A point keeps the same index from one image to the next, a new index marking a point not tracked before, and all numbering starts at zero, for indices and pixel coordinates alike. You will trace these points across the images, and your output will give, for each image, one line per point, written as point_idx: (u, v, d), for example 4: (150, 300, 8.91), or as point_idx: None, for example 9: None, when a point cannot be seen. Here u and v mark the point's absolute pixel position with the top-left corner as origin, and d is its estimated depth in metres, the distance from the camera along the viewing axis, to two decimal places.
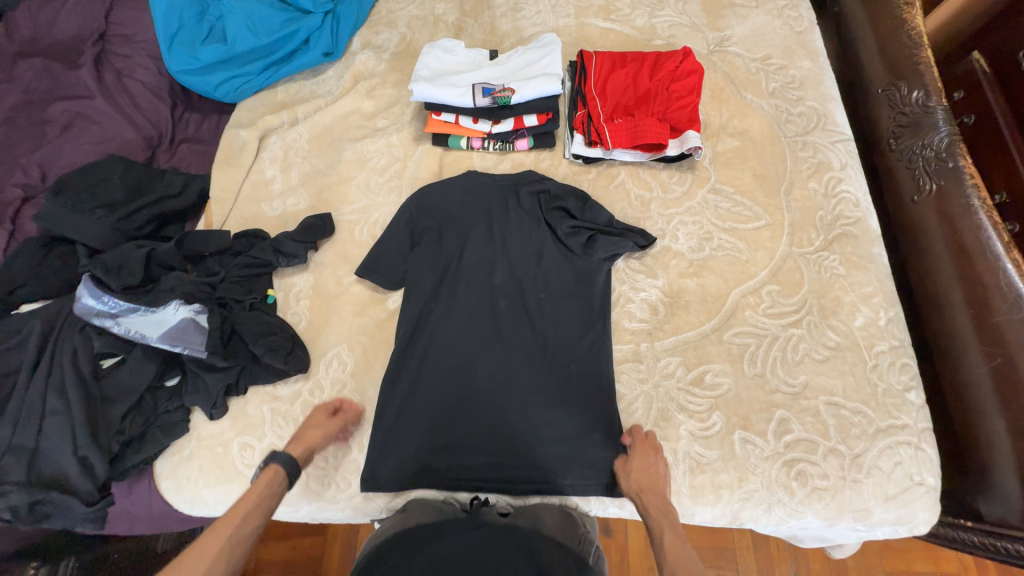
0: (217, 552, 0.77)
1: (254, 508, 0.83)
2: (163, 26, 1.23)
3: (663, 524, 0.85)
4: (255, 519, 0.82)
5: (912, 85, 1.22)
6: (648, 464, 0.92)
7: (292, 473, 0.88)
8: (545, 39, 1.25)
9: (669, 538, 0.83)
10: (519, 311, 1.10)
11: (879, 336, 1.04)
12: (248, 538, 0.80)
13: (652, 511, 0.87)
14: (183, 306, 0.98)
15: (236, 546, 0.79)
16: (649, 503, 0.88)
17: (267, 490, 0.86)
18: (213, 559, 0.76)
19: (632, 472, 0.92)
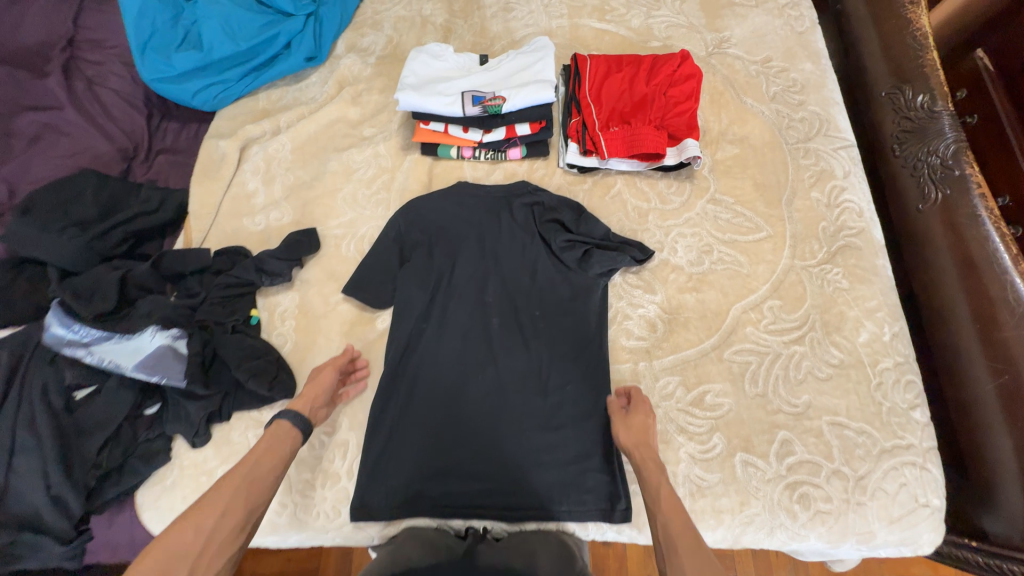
0: (237, 492, 0.77)
1: (268, 452, 0.83)
2: (134, 32, 1.17)
3: (656, 475, 0.81)
4: (269, 462, 0.82)
5: (917, 88, 1.18)
6: (645, 421, 0.90)
7: (301, 422, 0.89)
8: (537, 43, 1.20)
9: (664, 490, 0.79)
10: (512, 330, 1.05)
11: (884, 353, 1.01)
12: (264, 479, 0.80)
13: (647, 464, 0.84)
14: (159, 332, 0.92)
15: (254, 485, 0.78)
16: (642, 457, 0.85)
17: (277, 440, 0.85)
18: (233, 497, 0.76)
19: (629, 428, 0.90)
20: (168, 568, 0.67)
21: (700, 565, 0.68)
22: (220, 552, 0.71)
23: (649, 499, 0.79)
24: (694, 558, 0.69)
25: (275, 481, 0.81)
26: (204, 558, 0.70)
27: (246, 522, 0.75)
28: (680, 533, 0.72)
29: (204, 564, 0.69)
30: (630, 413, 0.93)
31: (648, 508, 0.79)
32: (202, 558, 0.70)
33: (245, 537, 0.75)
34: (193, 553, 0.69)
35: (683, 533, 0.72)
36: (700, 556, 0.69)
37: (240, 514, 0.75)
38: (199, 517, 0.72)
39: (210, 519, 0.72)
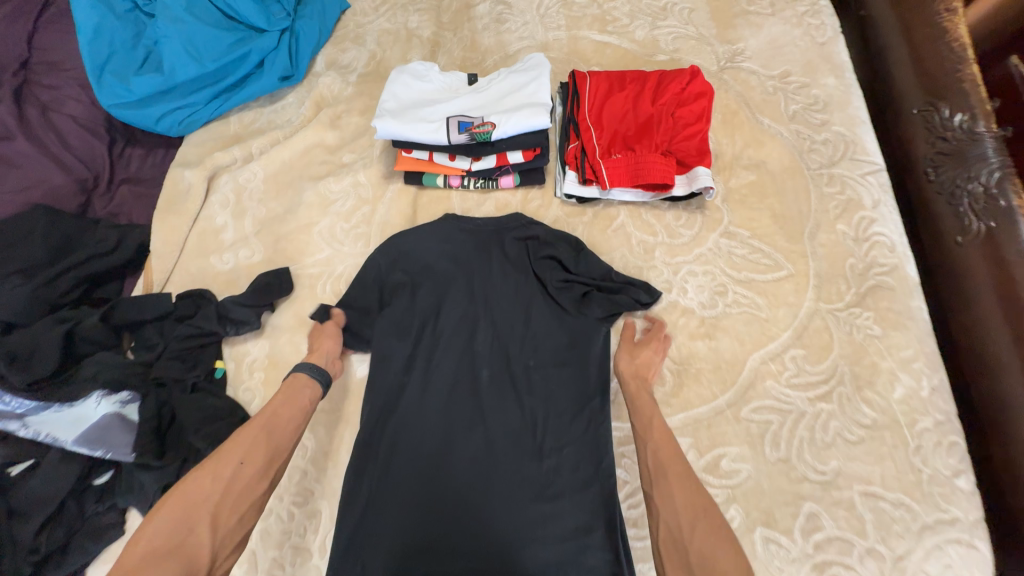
0: (257, 436, 0.77)
1: (287, 402, 0.83)
2: (89, 56, 1.07)
3: (648, 410, 0.85)
4: (288, 411, 0.82)
5: (955, 106, 1.02)
6: (648, 359, 0.93)
7: (319, 373, 0.89)
8: (531, 59, 1.09)
9: (655, 423, 0.83)
10: (504, 383, 0.93)
11: (921, 410, 0.89)
12: (285, 428, 0.80)
13: (640, 399, 0.88)
14: (105, 398, 0.85)
15: (275, 429, 0.79)
16: (636, 391, 0.89)
17: (297, 388, 0.86)
18: (254, 442, 0.76)
19: (634, 362, 0.93)
20: (193, 513, 0.67)
21: (687, 491, 0.73)
22: (243, 497, 0.71)
23: (637, 427, 0.84)
24: (681, 485, 0.74)
25: (296, 427, 0.82)
26: (228, 502, 0.70)
27: (269, 465, 0.76)
28: (669, 462, 0.77)
29: (227, 506, 0.69)
30: (637, 344, 0.95)
31: (637, 438, 0.84)
32: (226, 501, 0.70)
33: (269, 480, 0.75)
34: (217, 496, 0.69)
35: (670, 463, 0.77)
36: (686, 485, 0.74)
37: (261, 461, 0.75)
38: (219, 462, 0.72)
39: (232, 464, 0.72)
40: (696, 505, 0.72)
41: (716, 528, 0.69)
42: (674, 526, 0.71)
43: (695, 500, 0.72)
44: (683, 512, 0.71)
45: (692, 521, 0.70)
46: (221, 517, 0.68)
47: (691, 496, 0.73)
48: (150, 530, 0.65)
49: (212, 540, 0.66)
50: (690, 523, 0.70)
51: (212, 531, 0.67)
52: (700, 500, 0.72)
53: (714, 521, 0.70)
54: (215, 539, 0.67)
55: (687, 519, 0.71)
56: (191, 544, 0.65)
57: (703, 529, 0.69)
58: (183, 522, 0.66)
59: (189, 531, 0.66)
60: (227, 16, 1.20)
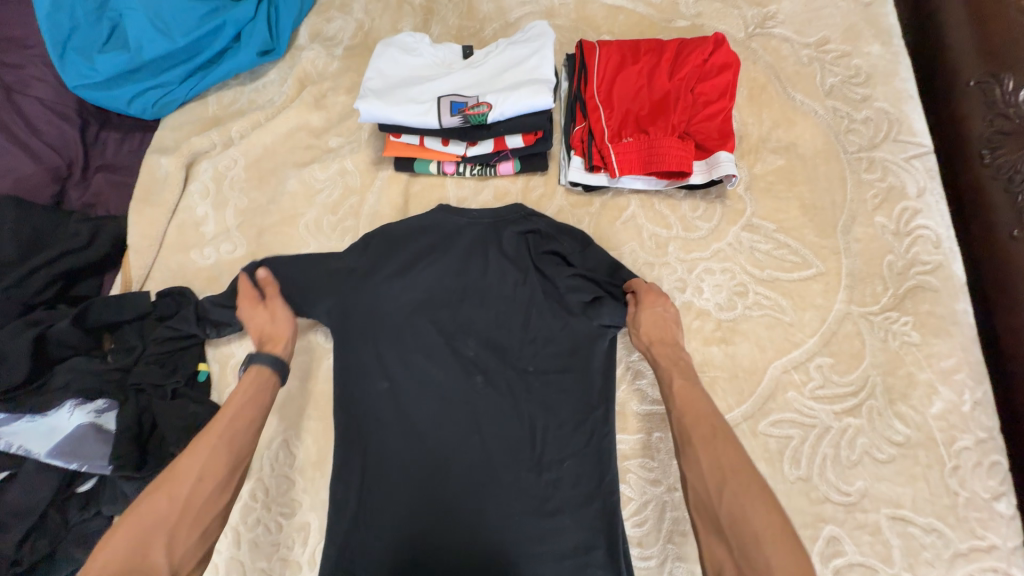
0: (214, 448, 0.70)
1: (244, 406, 0.76)
2: (50, 30, 1.00)
3: (671, 373, 0.76)
4: (250, 414, 0.76)
5: (1022, 76, 0.85)
6: (658, 314, 0.82)
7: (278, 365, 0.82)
8: (534, 28, 0.97)
9: (679, 386, 0.74)
10: (500, 388, 0.83)
11: (961, 427, 0.80)
12: (246, 432, 0.74)
13: (662, 361, 0.79)
14: (79, 407, 0.82)
15: (234, 438, 0.73)
16: (659, 355, 0.80)
17: (258, 387, 0.79)
18: (210, 456, 0.69)
19: (641, 325, 0.82)
20: (149, 535, 0.62)
21: (713, 455, 0.64)
22: (202, 516, 0.66)
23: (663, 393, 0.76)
24: (707, 449, 0.65)
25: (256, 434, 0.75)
26: (186, 521, 0.64)
27: (229, 479, 0.70)
28: (693, 425, 0.68)
29: (185, 529, 0.64)
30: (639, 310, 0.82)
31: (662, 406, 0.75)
32: (184, 521, 0.64)
33: (232, 492, 0.70)
34: (173, 518, 0.64)
35: (694, 427, 0.68)
36: (714, 445, 0.65)
37: (219, 474, 0.69)
38: (174, 482, 0.66)
39: (187, 485, 0.66)
40: (727, 464, 0.63)
41: (750, 487, 0.60)
42: (703, 494, 0.63)
43: (722, 459, 0.63)
44: (711, 475, 0.63)
45: (720, 484, 0.62)
46: (179, 537, 0.63)
47: (718, 459, 0.64)
48: (102, 559, 0.60)
49: (169, 562, 0.62)
50: (718, 487, 0.62)
51: (168, 553, 0.62)
52: (729, 459, 0.63)
53: (748, 484, 0.61)
54: (173, 559, 0.62)
55: (715, 481, 0.62)
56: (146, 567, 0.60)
57: (733, 490, 0.61)
58: (137, 546, 0.61)
59: (144, 556, 0.61)
60: None
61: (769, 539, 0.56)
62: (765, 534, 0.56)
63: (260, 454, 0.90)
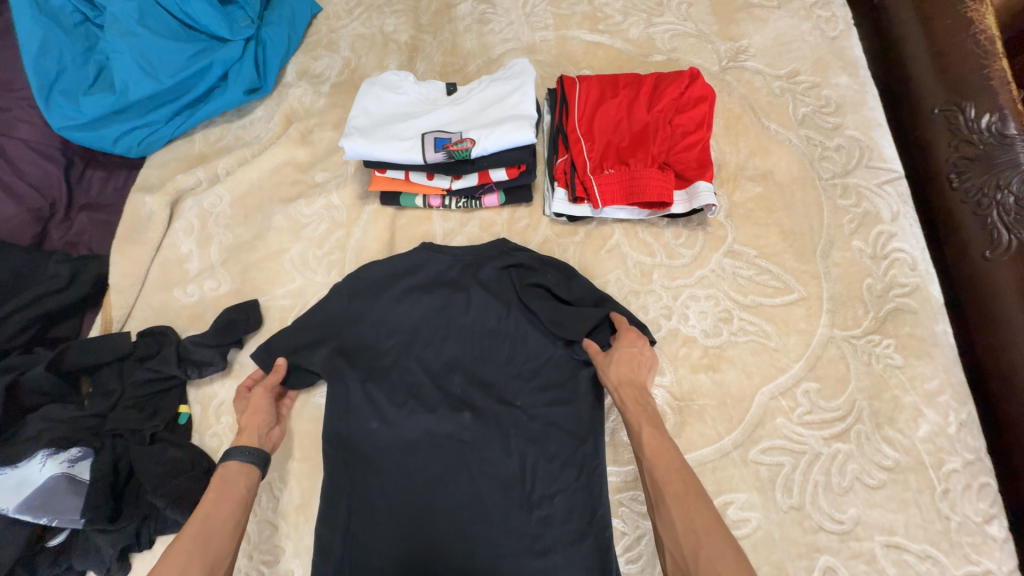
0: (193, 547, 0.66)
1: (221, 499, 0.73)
2: (37, 72, 1.00)
3: (639, 419, 0.75)
4: (227, 506, 0.72)
5: (982, 104, 0.90)
6: (633, 355, 0.82)
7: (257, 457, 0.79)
8: (515, 65, 1.00)
9: (648, 436, 0.73)
10: (489, 423, 0.82)
11: (949, 449, 0.80)
12: (227, 522, 0.71)
13: (630, 404, 0.78)
14: (51, 457, 0.79)
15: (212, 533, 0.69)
16: (626, 398, 0.78)
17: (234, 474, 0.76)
18: (188, 558, 0.65)
19: (614, 363, 0.81)
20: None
21: (683, 513, 0.63)
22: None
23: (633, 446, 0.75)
24: (679, 507, 0.64)
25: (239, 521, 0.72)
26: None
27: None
28: (664, 479, 0.68)
29: None
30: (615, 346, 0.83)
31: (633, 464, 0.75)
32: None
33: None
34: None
35: (666, 482, 0.67)
36: (685, 504, 0.64)
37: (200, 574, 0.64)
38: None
39: None
40: (700, 525, 0.62)
41: (722, 551, 0.59)
42: (679, 557, 0.62)
43: (695, 520, 0.62)
44: (686, 536, 0.62)
45: (694, 547, 0.61)
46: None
47: (690, 518, 0.63)
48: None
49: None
50: (692, 549, 0.61)
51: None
52: (700, 519, 0.62)
53: (719, 545, 0.60)
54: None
55: (690, 544, 0.61)
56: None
57: (707, 554, 0.59)
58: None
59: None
60: (185, 25, 1.11)
61: None
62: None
63: None
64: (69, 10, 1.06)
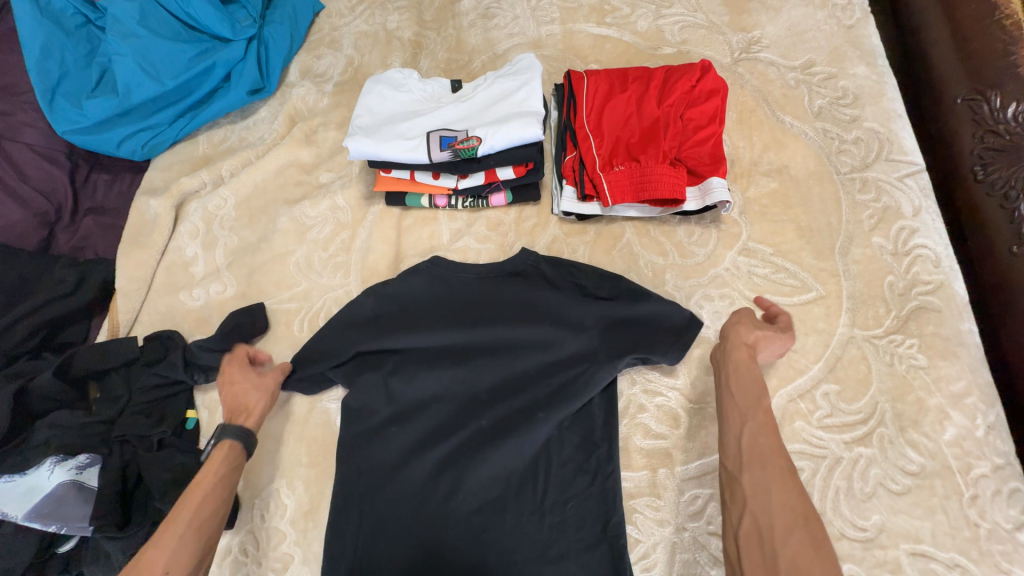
0: (182, 538, 0.68)
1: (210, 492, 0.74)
2: (40, 76, 1.00)
3: (754, 391, 0.71)
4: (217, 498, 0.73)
5: (1009, 93, 0.86)
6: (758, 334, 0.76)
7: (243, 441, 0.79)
8: (522, 60, 0.97)
9: (761, 412, 0.68)
10: (504, 430, 0.80)
11: (977, 454, 0.77)
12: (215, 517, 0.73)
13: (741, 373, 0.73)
14: (60, 464, 0.79)
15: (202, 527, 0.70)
16: (734, 364, 0.74)
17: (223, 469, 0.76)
18: (179, 545, 0.67)
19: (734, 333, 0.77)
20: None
21: (789, 494, 0.60)
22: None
23: (726, 402, 0.72)
24: (782, 484, 0.61)
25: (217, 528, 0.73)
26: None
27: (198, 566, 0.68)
28: (771, 451, 0.64)
29: None
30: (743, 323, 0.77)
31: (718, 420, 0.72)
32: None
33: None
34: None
35: (772, 453, 0.64)
36: (790, 485, 0.61)
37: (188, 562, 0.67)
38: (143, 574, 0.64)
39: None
40: (798, 511, 0.59)
41: (817, 542, 0.56)
42: (764, 523, 0.59)
43: (795, 503, 0.59)
44: (779, 513, 0.59)
45: (788, 526, 0.58)
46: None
47: (793, 499, 0.60)
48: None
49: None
50: (784, 525, 0.58)
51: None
52: (801, 506, 0.59)
53: (815, 535, 0.57)
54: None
55: (783, 520, 0.58)
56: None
57: (801, 538, 0.57)
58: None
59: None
60: (187, 25, 1.10)
61: None
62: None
63: (251, 504, 0.88)
64: (71, 12, 1.05)
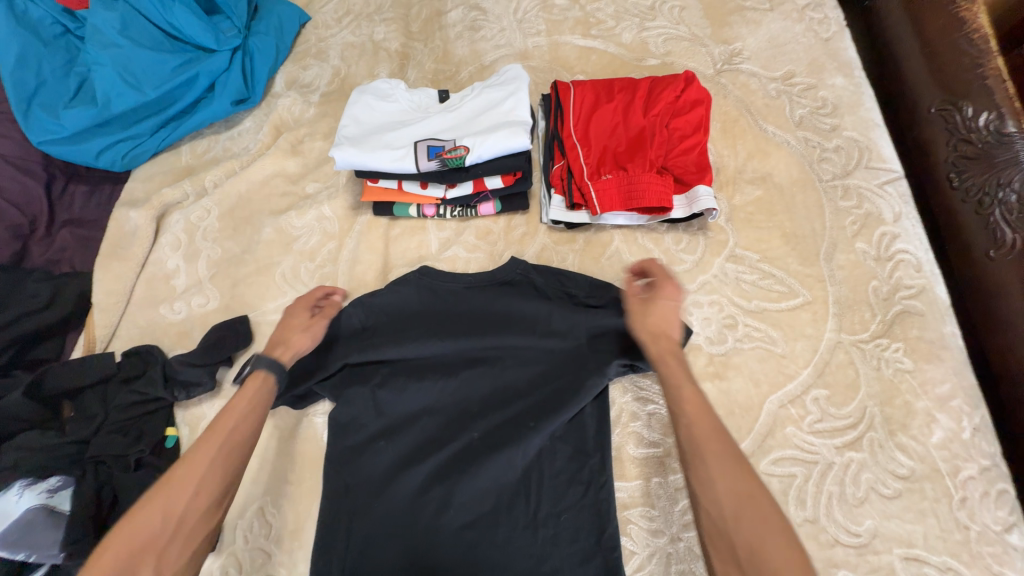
0: (213, 460, 0.65)
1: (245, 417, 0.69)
2: (15, 86, 0.98)
3: (678, 379, 0.67)
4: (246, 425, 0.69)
5: (978, 103, 0.89)
6: (670, 309, 0.73)
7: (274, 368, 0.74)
8: (509, 71, 0.97)
9: (687, 395, 0.65)
10: (495, 442, 0.78)
11: (964, 456, 0.77)
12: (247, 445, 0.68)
13: (668, 361, 0.70)
14: (29, 488, 0.75)
15: (232, 452, 0.66)
16: (657, 356, 0.71)
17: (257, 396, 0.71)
18: (208, 471, 0.63)
19: (648, 317, 0.74)
20: (138, 552, 0.58)
21: (731, 478, 0.58)
22: (195, 533, 0.61)
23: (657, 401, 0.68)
24: (724, 470, 0.58)
25: None
26: (180, 537, 0.60)
27: (225, 495, 0.65)
28: (706, 440, 0.61)
29: (176, 546, 0.60)
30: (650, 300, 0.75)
31: None
32: (176, 540, 0.60)
33: (226, 508, 0.65)
34: (167, 536, 0.60)
35: (708, 440, 0.61)
36: (731, 467, 0.58)
37: (216, 490, 0.63)
38: (169, 496, 0.61)
39: (182, 499, 0.61)
40: (743, 492, 0.57)
41: (769, 518, 0.55)
42: (718, 517, 0.57)
43: (740, 485, 0.57)
44: (727, 500, 0.57)
45: (738, 511, 0.56)
46: (171, 554, 0.59)
47: (736, 482, 0.58)
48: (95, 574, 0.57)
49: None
50: (735, 512, 0.56)
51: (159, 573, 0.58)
52: (745, 486, 0.57)
53: (764, 510, 0.56)
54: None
55: (732, 507, 0.56)
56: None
57: (753, 520, 0.55)
58: (128, 565, 0.57)
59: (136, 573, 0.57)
60: (170, 35, 1.09)
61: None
62: (779, 566, 0.52)
63: (233, 525, 0.84)
64: (50, 22, 1.04)
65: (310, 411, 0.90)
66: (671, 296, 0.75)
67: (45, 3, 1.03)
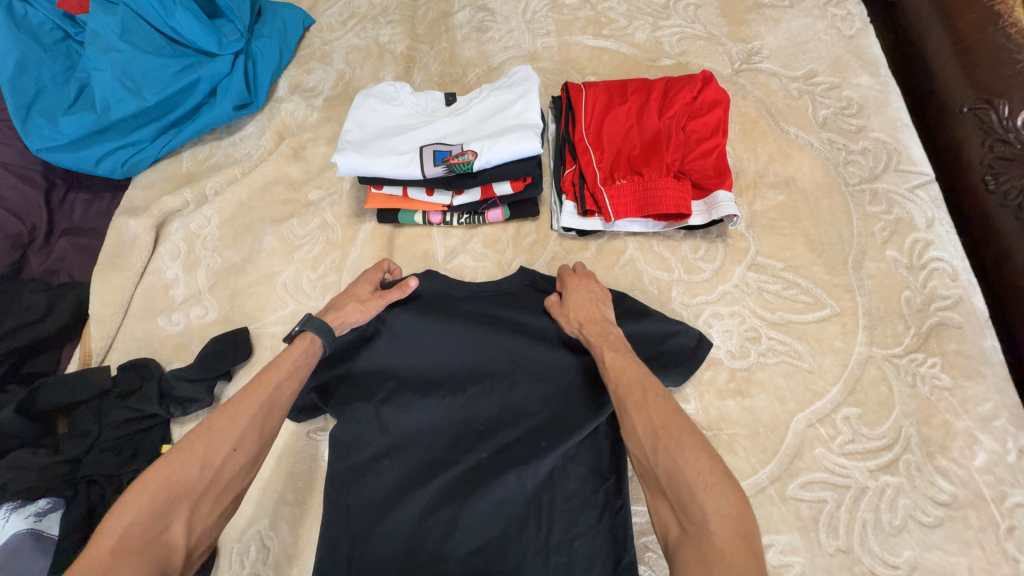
0: (253, 419, 0.61)
1: (288, 377, 0.67)
2: (14, 92, 0.96)
3: (602, 346, 0.68)
4: (291, 390, 0.67)
5: (1017, 102, 0.84)
6: (585, 294, 0.77)
7: (325, 331, 0.74)
8: (518, 72, 0.94)
9: (609, 357, 0.66)
10: (504, 461, 0.74)
11: (1011, 482, 0.72)
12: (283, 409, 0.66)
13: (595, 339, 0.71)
14: (16, 512, 0.72)
15: (273, 412, 0.64)
16: (590, 332, 0.72)
17: (303, 362, 0.71)
18: (249, 426, 0.61)
19: (570, 307, 0.76)
20: (171, 504, 0.53)
21: (647, 415, 0.57)
22: (228, 491, 0.58)
23: None
24: (638, 411, 0.58)
25: None
26: (212, 494, 0.56)
27: (259, 458, 0.62)
28: (624, 390, 0.61)
29: (207, 505, 0.56)
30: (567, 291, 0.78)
31: None
32: (209, 495, 0.56)
33: (257, 471, 0.62)
34: (201, 487, 0.56)
35: (628, 392, 0.61)
36: (647, 407, 0.58)
37: (255, 449, 0.60)
38: (209, 446, 0.58)
39: (223, 452, 0.58)
40: (659, 423, 0.56)
41: (687, 438, 0.53)
42: (643, 458, 0.55)
43: (654, 418, 0.56)
44: (645, 437, 0.56)
45: (653, 442, 0.55)
46: (200, 512, 0.55)
47: (648, 415, 0.57)
48: (123, 522, 0.51)
49: (187, 538, 0.54)
50: (652, 444, 0.55)
51: (187, 531, 0.54)
52: (660, 418, 0.56)
53: (676, 432, 0.54)
54: (191, 536, 0.54)
55: (649, 441, 0.55)
56: (163, 543, 0.52)
57: (668, 444, 0.53)
58: (159, 516, 0.52)
59: (165, 525, 0.53)
60: (171, 40, 1.06)
61: (703, 488, 0.49)
62: (698, 484, 0.49)
63: (231, 548, 0.81)
64: (50, 27, 1.03)
65: (315, 427, 0.87)
66: (580, 279, 0.80)
67: (45, 8, 1.02)
